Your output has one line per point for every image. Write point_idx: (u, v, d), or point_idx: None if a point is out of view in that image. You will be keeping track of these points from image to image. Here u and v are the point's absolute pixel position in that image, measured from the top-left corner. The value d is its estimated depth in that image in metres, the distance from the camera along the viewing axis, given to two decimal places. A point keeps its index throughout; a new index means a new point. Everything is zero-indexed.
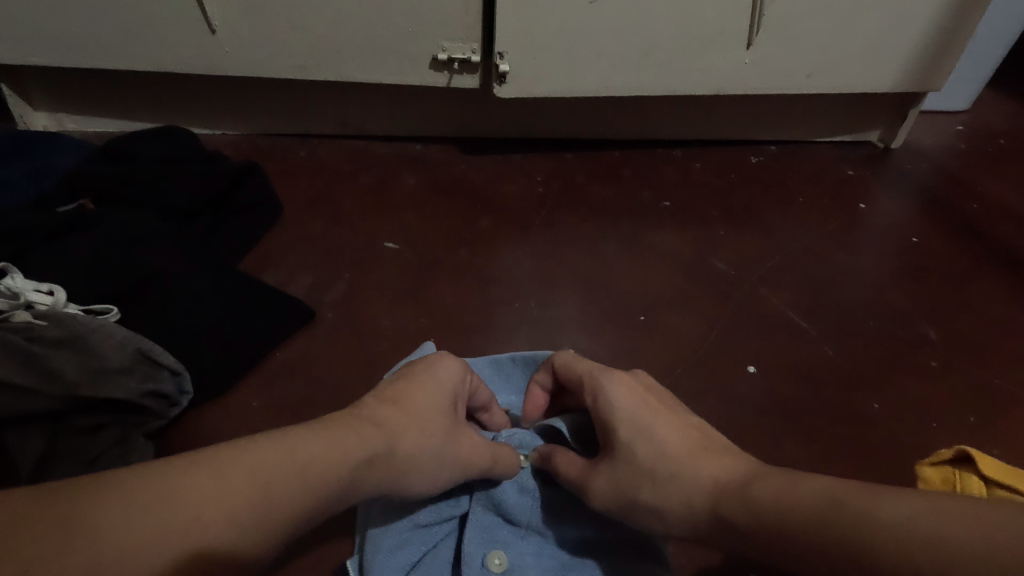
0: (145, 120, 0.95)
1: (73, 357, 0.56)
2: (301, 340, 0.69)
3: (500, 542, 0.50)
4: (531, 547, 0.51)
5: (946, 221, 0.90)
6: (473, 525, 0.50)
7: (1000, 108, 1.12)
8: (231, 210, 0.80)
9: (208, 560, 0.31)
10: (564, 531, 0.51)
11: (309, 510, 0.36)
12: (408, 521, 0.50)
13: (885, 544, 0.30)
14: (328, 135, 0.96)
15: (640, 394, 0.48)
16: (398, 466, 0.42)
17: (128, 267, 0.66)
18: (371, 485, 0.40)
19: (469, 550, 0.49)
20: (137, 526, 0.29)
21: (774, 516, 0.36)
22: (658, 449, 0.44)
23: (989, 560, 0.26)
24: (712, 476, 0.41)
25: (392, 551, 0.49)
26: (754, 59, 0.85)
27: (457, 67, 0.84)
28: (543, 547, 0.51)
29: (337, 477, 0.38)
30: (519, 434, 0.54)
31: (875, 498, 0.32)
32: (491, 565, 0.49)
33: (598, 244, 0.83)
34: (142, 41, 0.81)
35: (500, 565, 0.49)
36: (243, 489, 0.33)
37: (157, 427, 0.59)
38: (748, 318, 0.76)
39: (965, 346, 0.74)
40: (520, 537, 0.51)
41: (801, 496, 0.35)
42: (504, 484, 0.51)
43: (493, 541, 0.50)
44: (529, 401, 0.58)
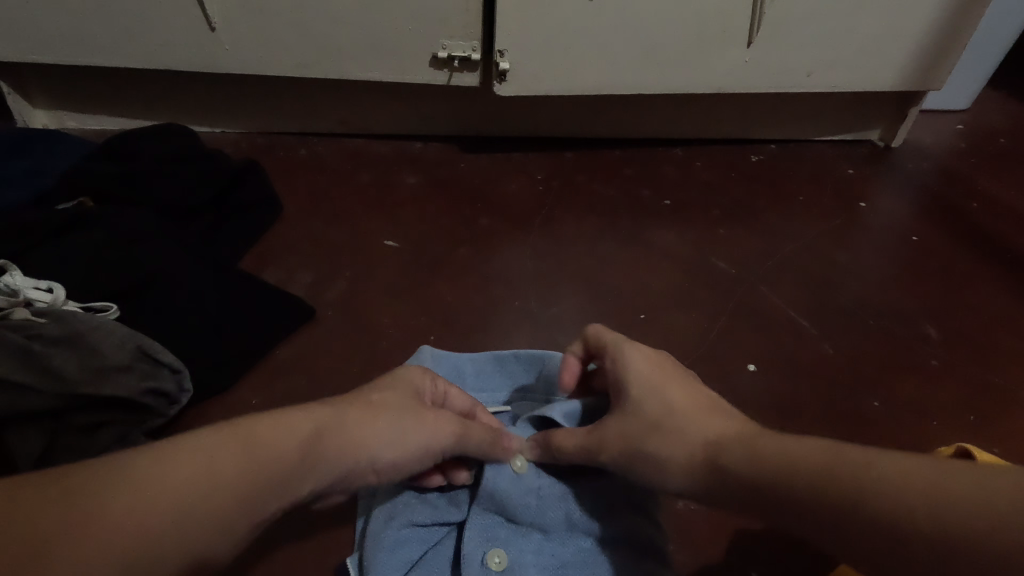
0: (144, 118, 0.95)
1: (72, 355, 0.57)
2: (301, 339, 0.69)
3: (499, 541, 0.50)
4: (532, 544, 0.50)
5: (948, 220, 0.89)
6: (472, 525, 0.50)
7: (1002, 107, 1.11)
8: (230, 209, 0.80)
9: (146, 536, 0.31)
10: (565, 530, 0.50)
11: (260, 486, 0.36)
12: (407, 519, 0.51)
13: (887, 493, 0.31)
14: (327, 134, 0.97)
15: (655, 357, 0.48)
16: (355, 438, 0.42)
17: (127, 266, 0.67)
18: (327, 458, 0.40)
19: (468, 549, 0.49)
20: (72, 508, 0.30)
21: (774, 465, 0.36)
22: (671, 408, 0.44)
23: (991, 506, 0.27)
24: (716, 433, 0.42)
25: (392, 549, 0.50)
26: (755, 56, 0.84)
27: (457, 66, 0.84)
28: (544, 545, 0.50)
29: (286, 450, 0.38)
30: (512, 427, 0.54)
31: (876, 454, 0.33)
32: (490, 565, 0.49)
33: (596, 243, 0.83)
34: (142, 39, 0.81)
35: (500, 563, 0.49)
36: (180, 467, 0.34)
37: (158, 425, 0.60)
38: (746, 317, 0.75)
39: (966, 345, 0.74)
40: (520, 535, 0.50)
41: (801, 453, 0.36)
42: (501, 475, 0.50)
43: (492, 540, 0.50)
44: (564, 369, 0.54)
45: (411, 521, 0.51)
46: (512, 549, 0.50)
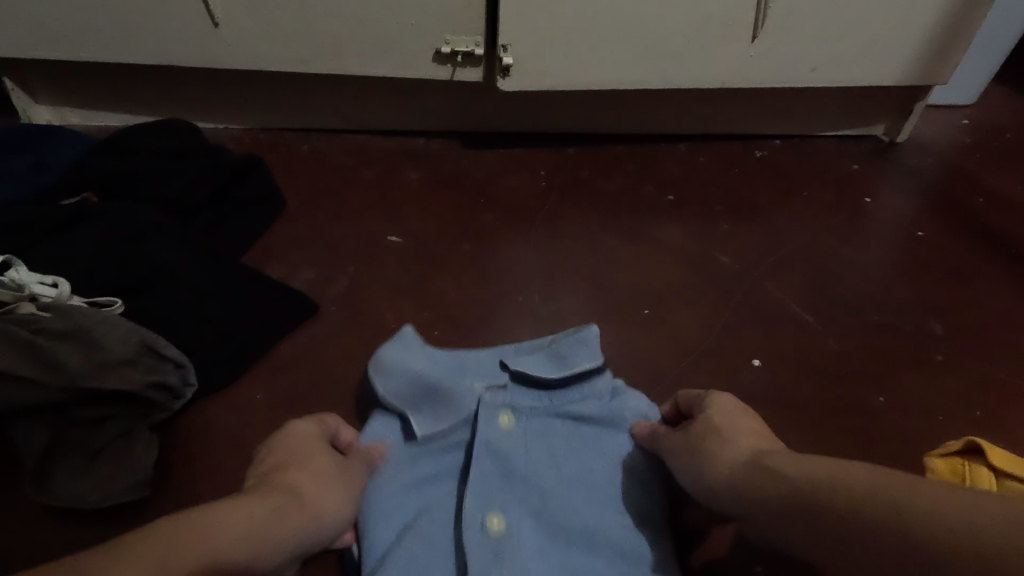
0: (147, 114, 0.95)
1: (76, 348, 0.57)
2: (304, 334, 0.69)
3: (499, 504, 0.51)
4: (528, 510, 0.52)
5: (952, 215, 0.89)
6: (473, 488, 0.51)
7: (1009, 102, 1.10)
8: (233, 205, 0.80)
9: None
10: (562, 496, 0.53)
11: (256, 550, 0.42)
12: (403, 482, 0.55)
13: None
14: (330, 129, 0.96)
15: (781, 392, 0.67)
16: (309, 512, 0.47)
17: (131, 261, 0.67)
18: (291, 530, 0.45)
19: (468, 511, 0.50)
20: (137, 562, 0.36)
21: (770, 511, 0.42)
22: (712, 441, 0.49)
23: None
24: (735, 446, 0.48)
25: (393, 517, 0.53)
26: (760, 51, 0.84)
27: (460, 61, 0.84)
28: (539, 512, 0.52)
29: (260, 529, 0.43)
30: (502, 396, 0.57)
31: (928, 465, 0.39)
32: (489, 526, 0.50)
33: (600, 238, 0.83)
34: (145, 35, 0.81)
35: (499, 525, 0.50)
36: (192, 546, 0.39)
37: (161, 419, 0.60)
38: (751, 312, 0.75)
39: (970, 340, 0.74)
40: (517, 501, 0.52)
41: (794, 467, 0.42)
42: (494, 431, 0.55)
43: (492, 504, 0.51)
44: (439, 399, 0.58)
45: (404, 483, 0.55)
46: (511, 511, 0.51)
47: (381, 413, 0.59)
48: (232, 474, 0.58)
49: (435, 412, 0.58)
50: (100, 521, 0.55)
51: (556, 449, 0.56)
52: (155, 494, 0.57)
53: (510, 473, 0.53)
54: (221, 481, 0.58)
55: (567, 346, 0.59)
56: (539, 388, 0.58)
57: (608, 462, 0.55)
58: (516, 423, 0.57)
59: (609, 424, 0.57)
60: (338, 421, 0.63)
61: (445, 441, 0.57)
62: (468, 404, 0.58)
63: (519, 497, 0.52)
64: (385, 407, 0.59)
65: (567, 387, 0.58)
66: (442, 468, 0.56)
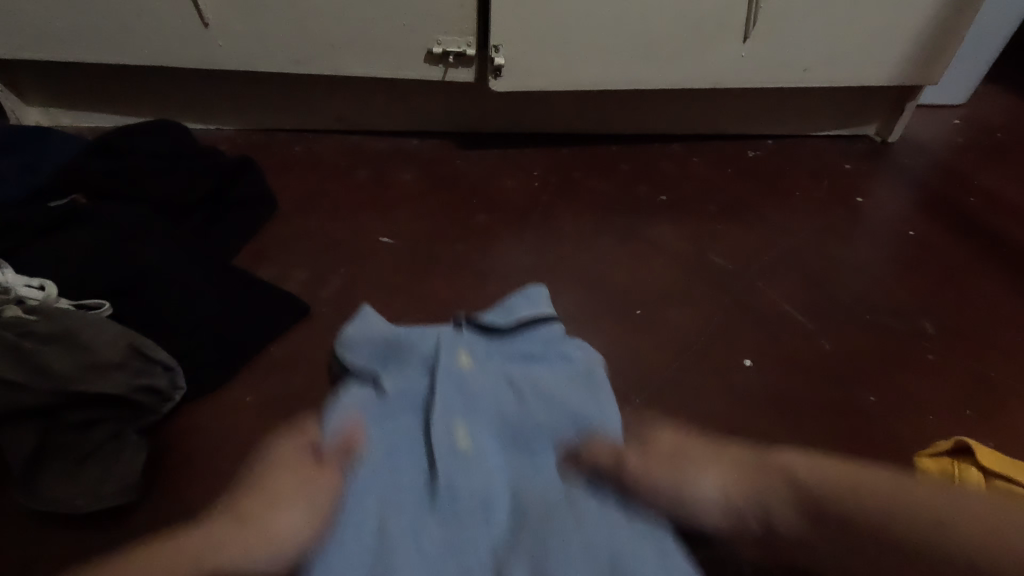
0: (138, 116, 0.95)
1: (65, 352, 0.56)
2: (296, 336, 0.69)
3: (463, 423, 0.54)
4: (490, 429, 0.54)
5: (944, 214, 0.89)
6: (438, 407, 0.54)
7: (1001, 102, 1.11)
8: (224, 206, 0.80)
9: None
10: (522, 405, 0.56)
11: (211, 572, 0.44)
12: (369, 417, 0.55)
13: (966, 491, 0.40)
14: (323, 130, 0.96)
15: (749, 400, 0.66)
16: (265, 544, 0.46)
17: (120, 264, 0.66)
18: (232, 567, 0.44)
19: (435, 431, 0.53)
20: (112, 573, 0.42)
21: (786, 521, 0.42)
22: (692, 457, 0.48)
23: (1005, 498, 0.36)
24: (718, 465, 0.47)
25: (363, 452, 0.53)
26: (751, 51, 0.84)
27: (453, 61, 0.83)
28: (500, 427, 0.54)
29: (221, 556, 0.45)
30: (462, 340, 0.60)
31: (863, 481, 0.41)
32: (456, 442, 0.52)
33: (593, 239, 0.83)
34: (135, 35, 0.81)
35: (464, 442, 0.52)
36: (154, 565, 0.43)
37: (150, 422, 0.60)
38: (743, 311, 0.75)
39: (961, 339, 0.74)
40: (481, 415, 0.55)
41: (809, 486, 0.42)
42: (451, 361, 0.58)
43: (457, 422, 0.54)
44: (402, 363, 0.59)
45: (369, 416, 0.55)
46: (475, 427, 0.54)
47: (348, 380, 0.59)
48: (222, 478, 0.58)
49: (400, 364, 0.59)
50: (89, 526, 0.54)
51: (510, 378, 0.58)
52: (145, 498, 0.56)
53: (471, 400, 0.56)
54: (212, 485, 0.57)
55: (513, 298, 0.63)
56: (488, 336, 0.61)
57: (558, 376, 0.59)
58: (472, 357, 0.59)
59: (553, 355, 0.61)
60: None
61: (407, 382, 0.58)
62: (428, 352, 0.59)
63: (481, 418, 0.54)
64: (353, 374, 0.59)
65: (516, 333, 0.61)
66: (406, 403, 0.57)
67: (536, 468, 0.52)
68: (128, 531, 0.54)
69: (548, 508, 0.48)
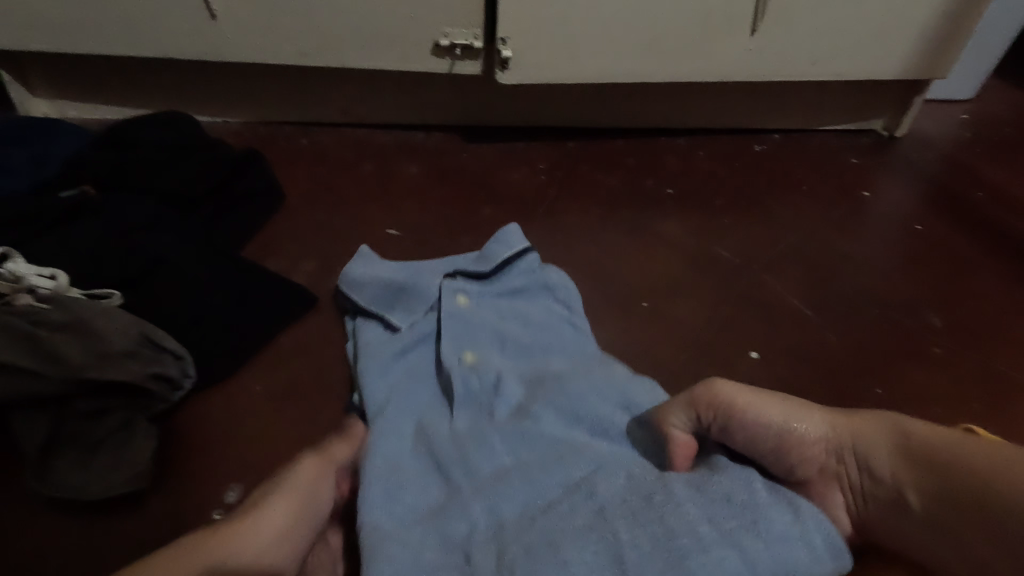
0: (145, 108, 0.95)
1: (76, 340, 0.56)
2: (302, 327, 0.69)
3: (469, 346, 0.61)
4: (496, 348, 0.61)
5: (951, 209, 0.89)
6: (447, 336, 0.61)
7: (1009, 96, 1.10)
8: (232, 198, 0.80)
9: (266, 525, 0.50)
10: (519, 350, 0.62)
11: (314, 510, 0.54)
12: (386, 354, 0.61)
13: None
14: (329, 123, 0.96)
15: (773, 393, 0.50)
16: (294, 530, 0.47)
17: (129, 254, 0.67)
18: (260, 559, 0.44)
19: (445, 352, 0.60)
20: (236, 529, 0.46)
21: (888, 477, 0.42)
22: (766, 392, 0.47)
23: None
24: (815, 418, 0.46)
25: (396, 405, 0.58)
26: (759, 44, 0.84)
27: (459, 53, 0.83)
28: (504, 350, 0.62)
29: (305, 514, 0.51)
30: (453, 284, 0.65)
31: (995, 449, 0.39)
32: (465, 361, 0.59)
33: (599, 232, 0.83)
34: (143, 25, 0.81)
35: (472, 359, 0.59)
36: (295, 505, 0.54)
37: (159, 410, 0.60)
38: (749, 304, 0.75)
39: (967, 332, 0.74)
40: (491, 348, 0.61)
41: (907, 437, 0.42)
42: (452, 306, 0.63)
43: (464, 350, 0.61)
44: (402, 297, 0.65)
45: (391, 351, 0.61)
46: (480, 349, 0.61)
47: (362, 318, 0.67)
48: (230, 466, 0.59)
49: (407, 305, 0.64)
50: (97, 512, 0.55)
51: (505, 311, 0.65)
52: (153, 485, 0.57)
53: (474, 328, 0.62)
54: (220, 473, 0.58)
55: (492, 243, 0.67)
56: (479, 279, 0.66)
57: (547, 313, 0.66)
58: (472, 296, 0.65)
59: (537, 288, 0.67)
60: (337, 413, 0.63)
61: (414, 323, 0.63)
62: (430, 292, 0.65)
63: (486, 343, 0.61)
64: (366, 312, 0.67)
65: (503, 273, 0.67)
66: (417, 341, 0.62)
67: (554, 378, 0.57)
68: (136, 518, 0.55)
69: (592, 466, 0.48)
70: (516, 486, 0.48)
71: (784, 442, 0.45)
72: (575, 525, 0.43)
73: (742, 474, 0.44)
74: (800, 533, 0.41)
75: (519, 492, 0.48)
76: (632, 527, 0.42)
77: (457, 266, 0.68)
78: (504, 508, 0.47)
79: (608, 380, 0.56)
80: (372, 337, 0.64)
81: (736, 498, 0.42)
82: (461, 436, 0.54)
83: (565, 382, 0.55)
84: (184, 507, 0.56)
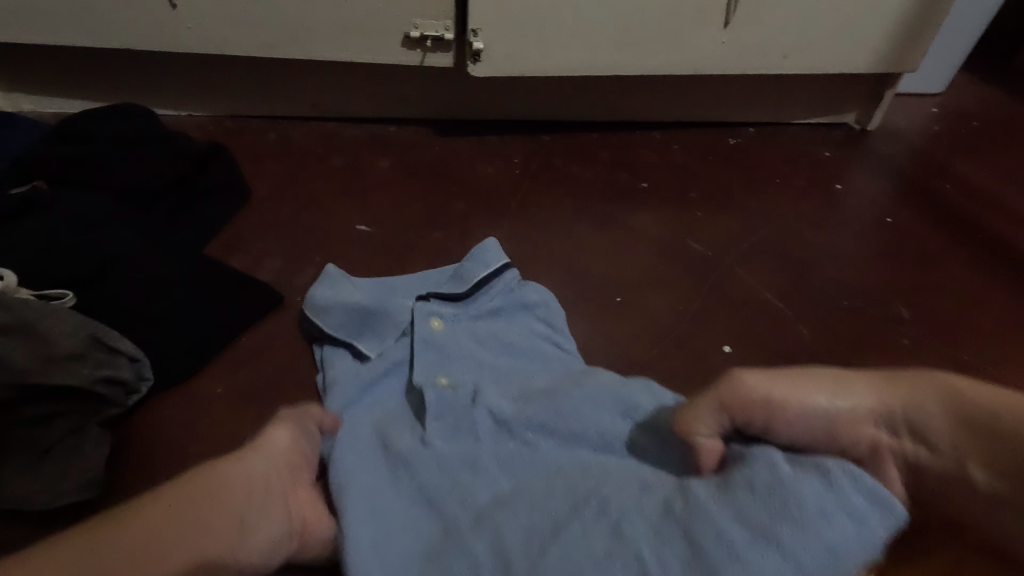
0: (104, 101, 0.91)
1: (22, 344, 0.54)
2: (268, 327, 0.67)
3: (443, 371, 0.58)
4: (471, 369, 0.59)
5: (920, 202, 0.90)
6: (422, 364, 0.58)
7: (977, 91, 1.12)
8: (195, 194, 0.78)
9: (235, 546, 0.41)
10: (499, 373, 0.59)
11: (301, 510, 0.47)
12: (356, 386, 0.59)
13: None
14: (298, 117, 0.94)
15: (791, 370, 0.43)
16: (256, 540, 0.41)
17: (84, 253, 0.64)
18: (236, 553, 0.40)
19: (418, 378, 0.57)
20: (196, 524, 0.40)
21: (953, 449, 0.37)
22: (794, 373, 0.43)
23: None
24: (837, 407, 0.41)
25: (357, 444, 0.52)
26: (732, 37, 0.83)
27: (430, 45, 0.82)
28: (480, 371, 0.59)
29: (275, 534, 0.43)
30: (425, 308, 0.62)
31: None
32: (439, 382, 0.56)
33: (574, 226, 0.82)
34: (98, 15, 0.78)
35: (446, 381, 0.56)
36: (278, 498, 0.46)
37: (113, 415, 0.58)
38: (722, 298, 0.75)
39: (936, 324, 0.75)
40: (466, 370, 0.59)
41: (968, 397, 0.37)
42: (422, 331, 0.60)
43: (438, 373, 0.58)
44: (371, 322, 0.62)
45: (359, 381, 0.59)
46: (454, 373, 0.58)
47: (330, 346, 0.64)
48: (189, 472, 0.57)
49: (375, 331, 0.62)
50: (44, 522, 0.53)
51: (482, 335, 0.62)
52: (106, 492, 0.55)
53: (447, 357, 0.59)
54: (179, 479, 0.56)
55: (466, 262, 0.65)
56: (453, 301, 0.63)
57: (526, 334, 0.63)
58: (446, 319, 0.62)
59: (515, 308, 0.65)
60: None
61: (384, 351, 0.61)
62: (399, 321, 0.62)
63: (463, 369, 0.59)
64: (333, 340, 0.63)
65: (477, 295, 0.64)
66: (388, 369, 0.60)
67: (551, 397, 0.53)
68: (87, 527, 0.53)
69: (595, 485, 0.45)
70: (519, 512, 0.45)
71: (837, 426, 0.40)
72: (592, 546, 0.41)
73: (763, 455, 0.41)
74: (836, 499, 0.38)
75: (518, 525, 0.44)
76: (659, 546, 0.39)
77: (431, 288, 0.66)
78: (506, 532, 0.44)
79: (599, 387, 0.54)
80: (341, 368, 0.61)
81: (773, 488, 0.39)
82: (452, 464, 0.50)
83: (565, 394, 0.53)
84: None
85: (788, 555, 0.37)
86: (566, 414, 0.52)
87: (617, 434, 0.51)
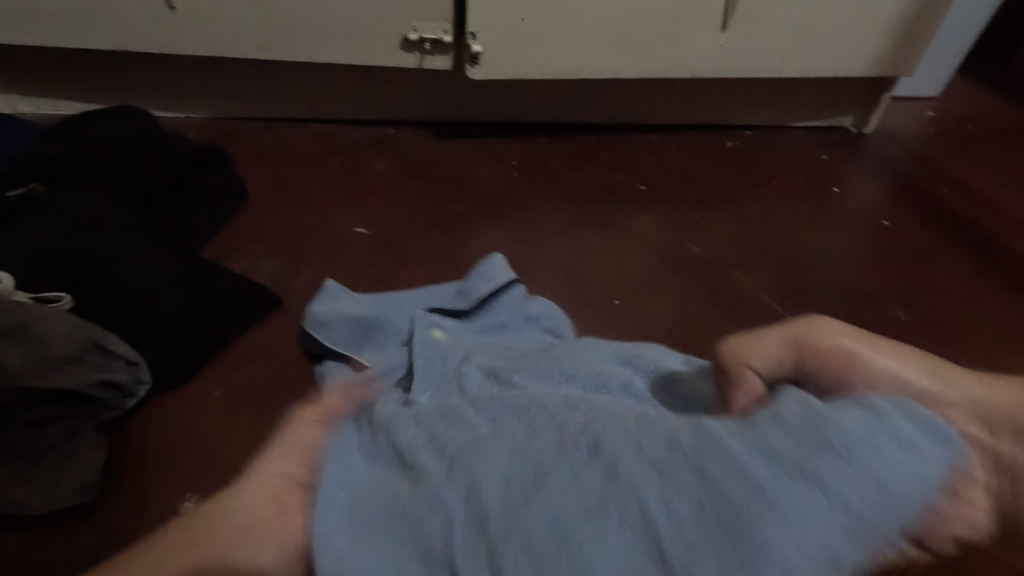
0: (101, 102, 0.91)
1: (19, 348, 0.53)
2: (265, 329, 0.67)
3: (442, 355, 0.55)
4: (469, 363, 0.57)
5: (916, 205, 0.90)
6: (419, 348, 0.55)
7: (973, 94, 1.12)
8: (192, 195, 0.78)
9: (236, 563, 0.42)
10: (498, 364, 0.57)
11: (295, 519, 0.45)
12: (347, 376, 0.59)
13: None
14: (296, 119, 0.94)
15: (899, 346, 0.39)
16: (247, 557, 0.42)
17: (80, 255, 0.64)
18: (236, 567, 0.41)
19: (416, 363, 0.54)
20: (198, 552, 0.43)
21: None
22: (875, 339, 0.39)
23: None
24: (900, 373, 0.37)
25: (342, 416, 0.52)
26: (729, 41, 0.84)
27: (428, 48, 0.82)
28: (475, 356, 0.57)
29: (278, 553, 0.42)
30: (432, 319, 0.61)
31: None
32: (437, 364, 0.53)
33: (572, 229, 0.82)
34: (96, 16, 0.78)
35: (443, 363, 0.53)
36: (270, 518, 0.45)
37: (110, 418, 0.58)
38: (719, 300, 0.76)
39: (932, 327, 0.75)
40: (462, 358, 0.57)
41: None
42: (419, 329, 0.58)
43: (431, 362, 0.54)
44: (372, 334, 0.61)
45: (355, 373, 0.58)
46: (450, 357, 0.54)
47: (331, 363, 0.63)
48: (186, 474, 0.57)
49: (375, 341, 0.61)
50: (42, 524, 0.53)
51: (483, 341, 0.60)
52: (104, 495, 0.55)
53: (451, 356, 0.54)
54: (176, 481, 0.56)
55: (474, 279, 0.65)
56: (455, 316, 0.63)
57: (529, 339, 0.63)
58: (450, 326, 0.61)
59: (520, 322, 0.64)
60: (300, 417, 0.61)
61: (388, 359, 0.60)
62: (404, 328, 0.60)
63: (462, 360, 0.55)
64: (335, 354, 0.62)
65: (483, 311, 0.63)
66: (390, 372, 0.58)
67: (562, 367, 0.48)
68: (85, 529, 0.53)
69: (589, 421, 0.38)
70: (499, 452, 0.37)
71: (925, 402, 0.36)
72: (580, 493, 0.33)
73: (791, 397, 0.34)
74: (886, 433, 0.31)
75: (501, 465, 0.36)
76: (666, 488, 0.32)
77: (435, 302, 0.65)
78: (482, 482, 0.35)
79: (599, 350, 0.51)
80: (338, 377, 0.60)
81: (814, 427, 0.32)
82: (436, 427, 0.43)
83: (562, 352, 0.51)
84: (136, 517, 0.54)
85: (831, 494, 0.30)
86: (558, 360, 0.49)
87: (618, 379, 0.47)
